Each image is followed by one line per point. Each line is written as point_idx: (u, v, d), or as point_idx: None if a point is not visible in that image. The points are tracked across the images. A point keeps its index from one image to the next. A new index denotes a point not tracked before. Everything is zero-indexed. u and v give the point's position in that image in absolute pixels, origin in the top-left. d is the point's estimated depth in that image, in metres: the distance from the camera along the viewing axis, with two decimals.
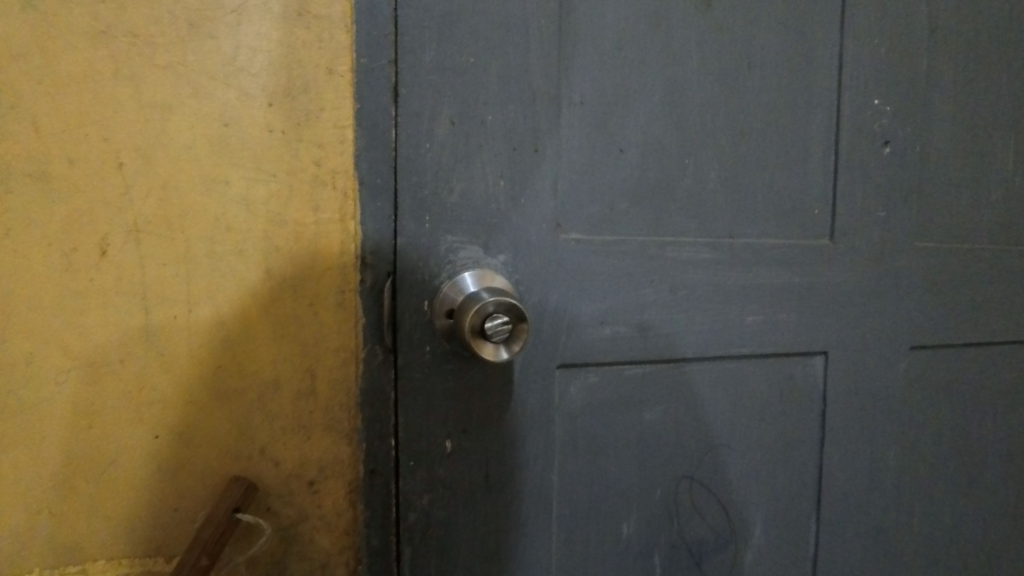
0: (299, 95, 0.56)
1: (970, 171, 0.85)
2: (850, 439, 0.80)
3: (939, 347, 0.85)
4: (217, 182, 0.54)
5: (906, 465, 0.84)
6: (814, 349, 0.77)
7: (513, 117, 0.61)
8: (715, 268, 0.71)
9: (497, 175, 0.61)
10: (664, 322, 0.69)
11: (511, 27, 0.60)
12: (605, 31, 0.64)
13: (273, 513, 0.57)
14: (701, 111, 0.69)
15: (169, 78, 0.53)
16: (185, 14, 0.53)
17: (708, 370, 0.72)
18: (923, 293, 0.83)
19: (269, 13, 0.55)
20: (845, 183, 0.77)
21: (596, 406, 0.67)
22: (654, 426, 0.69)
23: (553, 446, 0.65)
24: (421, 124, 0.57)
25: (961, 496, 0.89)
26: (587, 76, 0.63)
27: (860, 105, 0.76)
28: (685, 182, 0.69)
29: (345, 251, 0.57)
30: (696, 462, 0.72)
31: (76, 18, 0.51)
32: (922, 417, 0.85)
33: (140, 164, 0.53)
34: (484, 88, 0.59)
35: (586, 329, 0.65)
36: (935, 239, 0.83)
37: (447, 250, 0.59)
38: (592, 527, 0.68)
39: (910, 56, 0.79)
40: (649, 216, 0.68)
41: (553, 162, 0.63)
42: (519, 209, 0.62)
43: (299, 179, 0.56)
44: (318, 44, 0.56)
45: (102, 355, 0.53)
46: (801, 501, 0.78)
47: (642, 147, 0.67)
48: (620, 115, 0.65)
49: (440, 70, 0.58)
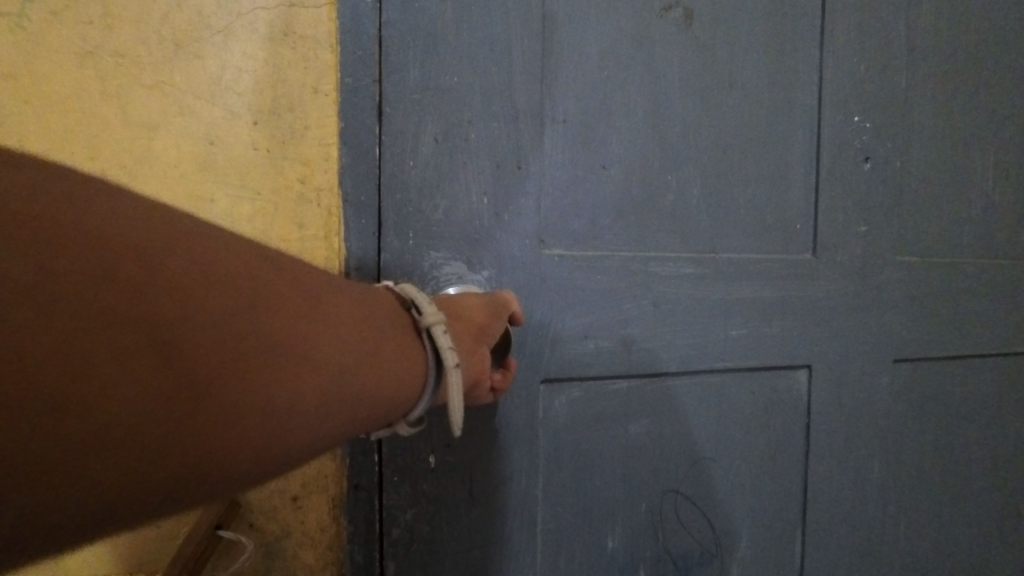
0: (284, 114, 0.57)
1: (950, 186, 0.86)
2: (835, 452, 0.81)
3: (922, 360, 0.86)
4: (203, 200, 0.56)
5: (891, 477, 0.85)
6: (797, 362, 0.78)
7: (497, 134, 0.62)
8: (698, 283, 0.72)
9: (481, 192, 0.61)
10: (648, 336, 0.70)
11: (495, 46, 0.61)
12: (588, 50, 0.65)
13: (256, 528, 0.59)
14: (684, 128, 0.70)
15: (155, 97, 0.54)
16: (172, 34, 0.54)
17: (692, 384, 0.73)
18: (905, 307, 0.84)
19: (255, 33, 0.56)
20: (825, 199, 0.78)
21: (581, 420, 0.67)
22: (638, 440, 0.70)
23: (538, 460, 0.65)
24: (405, 142, 0.58)
25: (946, 508, 0.90)
26: (571, 94, 0.65)
27: (840, 121, 0.78)
28: (668, 198, 0.70)
29: (329, 268, 0.58)
30: (680, 475, 0.72)
31: (63, 39, 0.52)
32: (906, 430, 0.86)
33: (128, 182, 0.54)
34: (468, 106, 0.60)
35: (570, 344, 0.66)
36: (915, 253, 0.85)
37: (431, 266, 0.60)
38: (577, 541, 0.68)
39: (889, 74, 0.80)
40: (632, 231, 0.69)
41: (536, 180, 0.64)
42: (502, 226, 0.62)
43: (285, 196, 0.57)
44: (304, 64, 0.57)
45: None
46: (787, 513, 0.79)
47: (625, 164, 0.68)
48: (603, 133, 0.66)
49: (424, 89, 0.59)
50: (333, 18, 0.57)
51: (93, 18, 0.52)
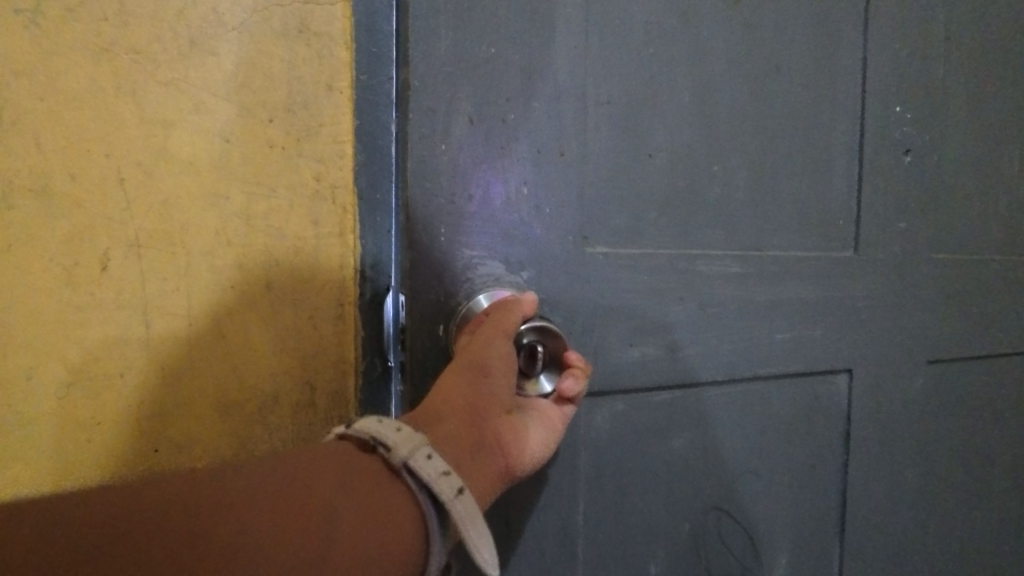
0: (299, 111, 0.56)
1: (987, 179, 0.82)
2: (872, 459, 0.77)
3: (959, 362, 0.82)
4: (218, 198, 0.55)
5: (927, 485, 0.81)
6: (838, 367, 0.75)
7: (538, 121, 0.57)
8: (745, 283, 0.69)
9: (521, 181, 0.57)
10: (695, 341, 0.67)
11: (534, 15, 0.56)
12: (633, 27, 0.61)
13: None
14: (732, 109, 0.67)
15: (169, 95, 0.53)
16: (187, 31, 0.53)
17: (737, 395, 0.70)
18: (944, 306, 0.80)
19: (269, 29, 0.55)
20: (865, 197, 0.74)
21: (622, 436, 0.64)
22: (680, 455, 0.67)
23: (578, 480, 0.62)
24: (435, 122, 0.52)
25: (980, 516, 0.86)
26: (615, 73, 0.60)
27: (883, 109, 0.74)
28: (714, 190, 0.67)
29: (345, 265, 0.58)
30: (723, 493, 0.69)
31: (78, 36, 0.51)
32: (943, 435, 0.82)
33: (141, 180, 0.53)
34: (505, 85, 0.55)
35: (613, 353, 0.63)
36: (954, 250, 0.81)
37: (465, 266, 0.55)
38: (617, 566, 0.65)
39: (929, 61, 0.77)
40: (678, 229, 0.65)
41: (577, 172, 0.59)
42: (544, 222, 0.58)
43: (299, 194, 0.56)
44: (319, 61, 0.56)
45: (102, 370, 0.54)
46: (823, 525, 0.75)
47: (670, 151, 0.64)
48: (647, 117, 0.62)
49: (456, 62, 0.53)
50: (347, 14, 0.57)
51: (109, 15, 0.52)
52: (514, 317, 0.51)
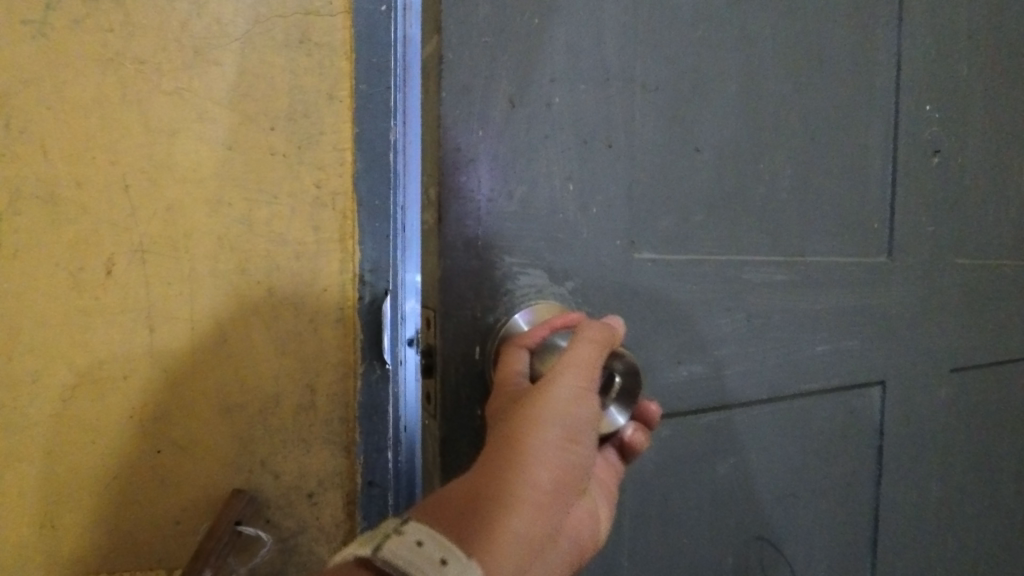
0: (300, 120, 0.58)
1: (1010, 175, 0.79)
2: (901, 475, 0.72)
3: (981, 369, 0.78)
4: (221, 203, 0.57)
5: (949, 498, 0.77)
6: (872, 379, 0.69)
7: (584, 108, 0.48)
8: (789, 291, 0.61)
9: (564, 176, 0.48)
10: (742, 356, 0.59)
11: None
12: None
13: (273, 524, 0.60)
14: (777, 101, 0.58)
15: (174, 104, 0.55)
16: (192, 42, 0.55)
17: (780, 413, 0.62)
18: (969, 310, 0.76)
19: (271, 41, 0.57)
20: (904, 197, 0.68)
21: (668, 466, 0.56)
22: (725, 482, 0.59)
23: (621, 520, 0.54)
24: (472, 104, 0.44)
25: (995, 526, 0.83)
26: (666, 54, 0.52)
27: (916, 107, 0.68)
28: (760, 190, 0.58)
29: (345, 269, 0.60)
30: (767, 519, 0.62)
31: (86, 46, 0.53)
32: (964, 445, 0.78)
33: (146, 186, 0.55)
34: (550, 62, 0.46)
35: (659, 372, 0.54)
36: (979, 251, 0.76)
37: (505, 275, 0.46)
38: None
39: (959, 49, 0.72)
40: (727, 230, 0.57)
41: (631, 162, 0.51)
42: (597, 220, 0.50)
43: (300, 200, 0.59)
44: (320, 71, 0.59)
45: (106, 372, 0.55)
46: (853, 548, 0.69)
47: (720, 149, 0.55)
48: (699, 100, 0.54)
49: (499, 31, 0.44)
50: (347, 27, 0.59)
51: (115, 26, 0.53)
52: (585, 349, 0.41)
